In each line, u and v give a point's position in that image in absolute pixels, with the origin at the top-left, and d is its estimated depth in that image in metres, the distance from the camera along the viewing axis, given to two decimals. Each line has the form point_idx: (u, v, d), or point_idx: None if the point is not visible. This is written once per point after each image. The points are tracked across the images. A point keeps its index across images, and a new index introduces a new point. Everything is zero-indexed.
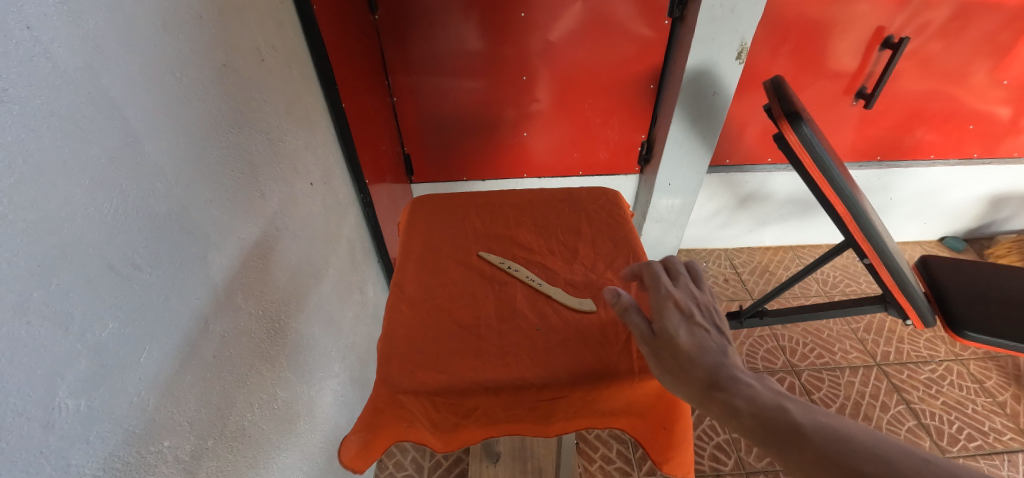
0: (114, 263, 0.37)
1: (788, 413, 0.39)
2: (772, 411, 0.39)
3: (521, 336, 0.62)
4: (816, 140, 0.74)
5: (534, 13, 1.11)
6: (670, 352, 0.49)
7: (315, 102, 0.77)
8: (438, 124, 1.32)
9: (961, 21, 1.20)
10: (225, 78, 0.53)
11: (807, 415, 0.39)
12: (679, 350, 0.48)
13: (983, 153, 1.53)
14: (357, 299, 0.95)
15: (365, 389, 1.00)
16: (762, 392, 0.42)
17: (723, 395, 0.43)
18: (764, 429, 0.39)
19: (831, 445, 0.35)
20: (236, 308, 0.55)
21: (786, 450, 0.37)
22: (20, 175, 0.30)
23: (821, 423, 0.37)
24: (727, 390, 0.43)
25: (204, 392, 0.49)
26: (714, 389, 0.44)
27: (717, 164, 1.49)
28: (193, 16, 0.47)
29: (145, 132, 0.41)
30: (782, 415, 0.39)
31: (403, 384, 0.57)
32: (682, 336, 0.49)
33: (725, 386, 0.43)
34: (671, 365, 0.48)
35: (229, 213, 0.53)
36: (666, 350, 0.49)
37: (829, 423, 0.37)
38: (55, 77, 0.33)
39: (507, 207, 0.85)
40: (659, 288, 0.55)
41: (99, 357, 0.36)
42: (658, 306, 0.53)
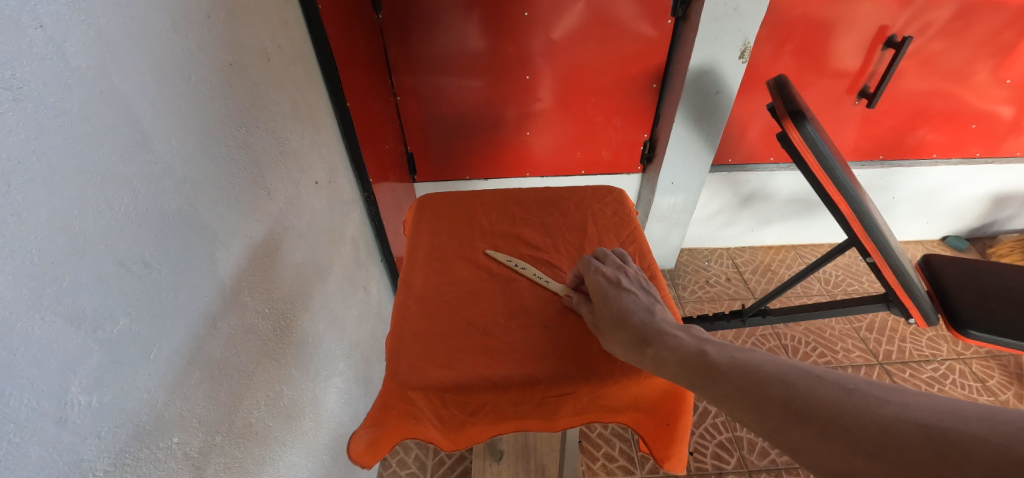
0: (125, 261, 0.38)
1: (706, 353, 0.46)
2: (695, 354, 0.46)
3: (527, 334, 0.62)
4: (819, 139, 0.75)
5: (537, 12, 1.11)
6: (603, 316, 0.57)
7: (320, 101, 0.78)
8: (441, 123, 1.32)
9: (964, 20, 1.20)
10: (232, 77, 0.53)
11: (725, 354, 0.45)
12: (610, 313, 0.57)
13: (986, 152, 1.53)
14: (361, 297, 0.96)
15: (369, 387, 1.00)
16: (685, 339, 0.49)
17: (653, 347, 0.50)
18: (691, 371, 0.46)
19: (741, 375, 0.42)
20: (243, 305, 0.55)
21: (709, 385, 0.44)
22: (34, 173, 0.31)
23: (732, 355, 0.45)
24: (657, 343, 0.50)
25: (212, 388, 0.49)
26: (646, 343, 0.51)
27: (719, 163, 1.49)
28: (201, 15, 0.48)
29: (154, 131, 0.41)
30: (702, 356, 0.46)
31: (411, 380, 0.57)
32: (612, 300, 0.58)
33: (655, 340, 0.51)
34: (606, 327, 0.56)
35: (236, 212, 0.54)
36: (600, 315, 0.58)
37: (739, 358, 0.44)
38: (68, 76, 0.33)
39: (512, 205, 0.85)
40: (591, 267, 0.64)
41: (111, 354, 0.36)
42: (592, 283, 0.62)
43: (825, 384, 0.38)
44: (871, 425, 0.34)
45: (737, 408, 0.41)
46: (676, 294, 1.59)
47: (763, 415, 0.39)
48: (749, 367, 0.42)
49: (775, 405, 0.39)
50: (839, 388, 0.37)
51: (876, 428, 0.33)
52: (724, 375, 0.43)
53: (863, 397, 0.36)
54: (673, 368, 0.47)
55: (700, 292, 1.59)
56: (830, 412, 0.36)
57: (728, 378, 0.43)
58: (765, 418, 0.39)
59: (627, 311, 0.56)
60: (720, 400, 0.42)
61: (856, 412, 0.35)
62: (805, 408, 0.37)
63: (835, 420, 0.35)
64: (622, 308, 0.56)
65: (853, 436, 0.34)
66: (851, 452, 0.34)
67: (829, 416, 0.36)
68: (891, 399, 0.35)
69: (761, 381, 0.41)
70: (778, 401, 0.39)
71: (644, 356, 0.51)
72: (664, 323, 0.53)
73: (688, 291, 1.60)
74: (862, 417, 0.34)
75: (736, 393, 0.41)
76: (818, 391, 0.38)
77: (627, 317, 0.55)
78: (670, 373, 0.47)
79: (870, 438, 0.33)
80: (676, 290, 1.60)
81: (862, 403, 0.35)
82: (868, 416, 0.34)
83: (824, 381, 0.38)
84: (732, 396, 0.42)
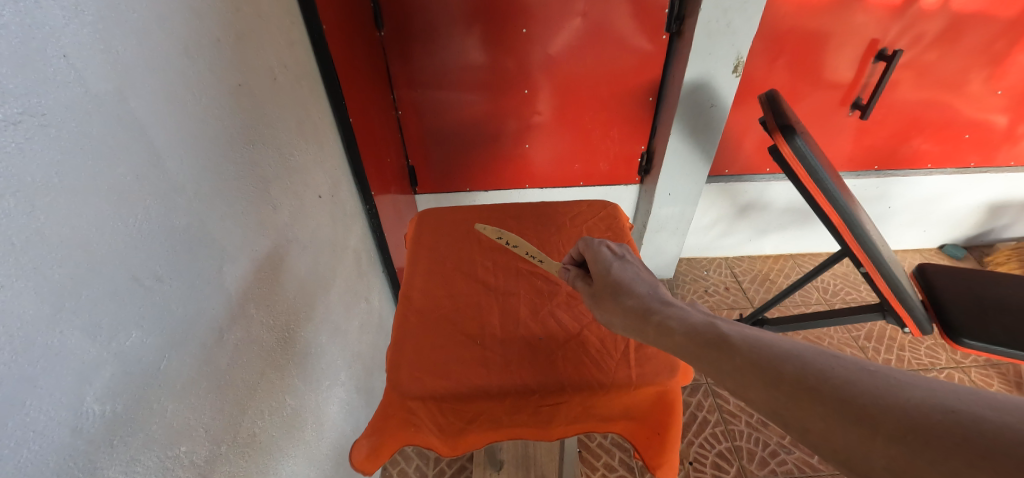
0: (138, 275, 0.39)
1: (716, 326, 0.42)
2: (705, 326, 0.43)
3: (524, 345, 0.64)
4: (809, 152, 0.76)
5: (535, 29, 1.14)
6: (604, 291, 0.56)
7: (324, 117, 0.80)
8: (442, 136, 1.35)
9: (954, 33, 1.22)
10: (240, 97, 0.55)
11: (737, 329, 0.41)
12: (611, 287, 0.56)
13: (980, 161, 1.55)
14: (363, 308, 0.97)
15: (371, 398, 1.01)
16: (692, 312, 0.46)
17: (657, 316, 0.48)
18: (695, 343, 0.42)
19: (753, 348, 0.38)
20: (249, 317, 0.57)
21: (717, 356, 0.39)
22: (58, 193, 0.33)
23: (744, 332, 0.40)
24: (661, 313, 0.48)
25: (217, 399, 0.50)
26: (649, 312, 0.49)
27: (716, 174, 1.51)
28: (212, 40, 0.50)
29: (167, 151, 0.43)
30: (710, 328, 0.42)
31: (411, 389, 0.58)
32: (615, 278, 0.57)
33: (660, 313, 0.48)
34: (608, 301, 0.55)
35: (243, 226, 0.56)
36: (600, 290, 0.57)
37: (753, 333, 0.40)
38: (89, 101, 0.35)
39: (509, 220, 0.87)
40: (591, 248, 0.64)
41: (123, 364, 0.38)
42: (592, 261, 0.62)
43: (845, 365, 0.33)
44: (895, 406, 0.29)
45: (745, 381, 0.36)
46: None
47: (772, 392, 0.34)
48: (760, 344, 0.38)
49: (788, 382, 0.34)
50: (859, 370, 0.32)
51: (902, 412, 0.28)
52: (733, 349, 0.39)
53: (887, 380, 0.31)
54: (678, 338, 0.43)
55: (699, 302, 1.60)
56: (847, 391, 0.31)
57: (739, 353, 0.38)
58: (777, 395, 0.34)
59: (629, 285, 0.54)
60: (727, 375, 0.38)
61: (879, 393, 0.30)
62: (821, 387, 0.32)
63: (852, 400, 0.30)
64: (624, 283, 0.55)
65: (873, 416, 0.29)
66: (868, 435, 0.29)
67: (846, 396, 0.31)
68: (920, 383, 0.30)
69: (772, 359, 0.36)
70: (792, 378, 0.34)
71: (647, 327, 0.48)
72: (669, 297, 0.51)
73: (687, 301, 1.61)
74: (882, 398, 0.29)
75: (746, 366, 0.37)
76: (837, 370, 0.33)
77: (628, 290, 0.54)
78: (673, 343, 0.44)
79: (891, 421, 0.28)
80: None
81: (885, 385, 0.30)
82: (893, 398, 0.29)
83: (842, 360, 0.33)
84: (740, 372, 0.37)
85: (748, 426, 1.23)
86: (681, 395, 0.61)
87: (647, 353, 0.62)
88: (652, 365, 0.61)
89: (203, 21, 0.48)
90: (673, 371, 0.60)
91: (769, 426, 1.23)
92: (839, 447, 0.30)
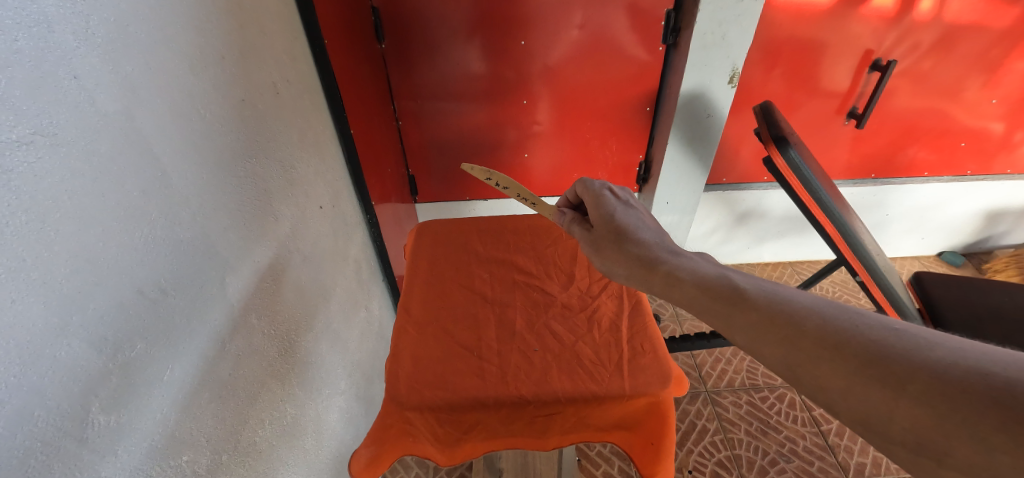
0: (143, 288, 0.40)
1: (728, 278, 0.45)
2: (717, 279, 0.45)
3: (519, 357, 0.65)
4: (803, 165, 0.78)
5: (533, 41, 1.16)
6: (607, 242, 0.60)
7: (325, 129, 0.81)
8: (442, 146, 1.36)
9: (948, 43, 1.23)
10: (243, 112, 0.56)
11: (750, 282, 0.44)
12: (615, 237, 0.59)
13: (977, 169, 1.56)
14: (363, 317, 0.98)
15: (371, 407, 1.02)
16: (701, 263, 0.49)
17: (663, 267, 0.51)
18: (706, 295, 0.45)
19: (772, 304, 0.40)
20: (251, 328, 0.57)
21: (732, 311, 0.42)
22: (66, 210, 0.34)
23: (760, 286, 0.43)
24: (670, 264, 0.51)
25: (220, 409, 0.51)
26: (654, 262, 0.53)
27: (714, 182, 1.52)
28: (216, 57, 0.51)
29: (172, 167, 0.44)
30: (722, 280, 0.45)
31: (409, 401, 0.59)
32: (623, 231, 0.59)
33: (669, 264, 0.51)
34: (611, 251, 0.59)
35: (246, 238, 0.57)
36: (603, 240, 0.61)
37: (768, 288, 0.43)
38: (98, 121, 0.36)
39: (506, 232, 0.88)
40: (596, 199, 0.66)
41: (128, 375, 0.39)
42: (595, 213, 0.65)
43: (871, 326, 0.36)
44: (924, 368, 0.31)
45: (762, 336, 0.39)
46: (674, 311, 1.61)
47: (794, 349, 0.37)
48: (779, 301, 0.40)
49: (810, 340, 0.37)
50: (885, 330, 0.35)
51: (930, 374, 0.31)
52: (750, 303, 0.41)
53: (914, 340, 0.33)
54: (690, 288, 0.47)
55: None
56: (875, 352, 0.34)
57: (755, 308, 0.41)
58: (798, 353, 0.37)
59: (632, 235, 0.58)
60: (743, 328, 0.41)
61: (908, 354, 0.33)
62: (845, 346, 0.35)
63: (879, 359, 0.33)
64: (628, 233, 0.58)
65: (900, 376, 0.32)
66: (894, 396, 0.32)
67: (873, 357, 0.34)
68: (944, 342, 0.33)
69: (794, 317, 0.39)
70: (814, 335, 0.37)
71: (654, 277, 0.51)
72: (677, 249, 0.54)
73: None
74: (911, 359, 0.32)
75: (763, 322, 0.40)
76: (862, 330, 0.35)
77: (631, 241, 0.57)
78: (684, 293, 0.47)
79: (918, 381, 0.31)
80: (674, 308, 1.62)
81: (913, 346, 0.33)
82: (922, 359, 0.32)
83: (867, 320, 0.36)
84: (759, 328, 0.40)
85: (748, 434, 1.23)
86: (674, 406, 0.62)
87: (641, 364, 0.64)
88: (645, 376, 0.62)
89: (207, 40, 0.50)
90: (664, 382, 0.61)
91: (769, 435, 1.23)
92: (864, 407, 0.33)
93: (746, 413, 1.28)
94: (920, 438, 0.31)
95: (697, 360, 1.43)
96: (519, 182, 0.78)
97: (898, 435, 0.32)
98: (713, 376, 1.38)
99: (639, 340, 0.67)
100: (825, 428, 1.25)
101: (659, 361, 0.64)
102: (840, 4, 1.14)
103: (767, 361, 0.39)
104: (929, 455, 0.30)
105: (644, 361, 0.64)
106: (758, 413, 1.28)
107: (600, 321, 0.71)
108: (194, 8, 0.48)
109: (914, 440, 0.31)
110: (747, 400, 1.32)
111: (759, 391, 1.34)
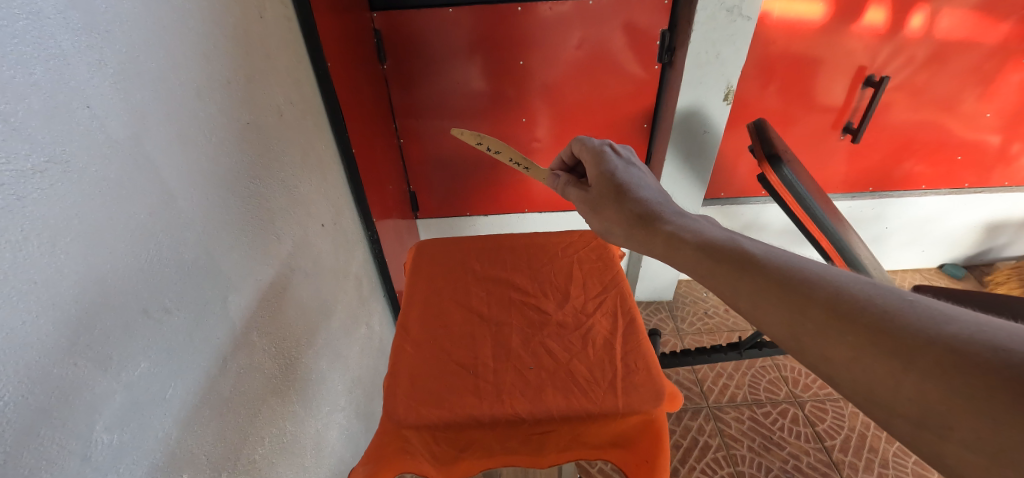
0: (148, 308, 0.41)
1: (733, 247, 0.48)
2: (721, 246, 0.49)
3: (515, 375, 0.66)
4: (797, 181, 0.82)
5: (531, 60, 1.18)
6: (610, 204, 0.64)
7: (328, 149, 0.83)
8: (443, 163, 1.38)
9: (941, 58, 1.25)
10: (248, 134, 0.58)
11: (756, 247, 0.47)
12: (618, 200, 0.63)
13: (975, 182, 1.56)
14: (364, 333, 0.99)
15: (370, 424, 1.02)
16: (701, 228, 0.53)
17: (666, 228, 0.55)
18: (710, 258, 0.48)
19: (781, 269, 0.43)
20: (252, 345, 0.58)
21: (740, 274, 0.45)
22: (77, 234, 0.35)
23: (767, 251, 0.46)
24: (672, 225, 0.55)
25: (220, 426, 0.51)
26: (657, 224, 0.57)
27: (712, 196, 1.54)
28: (223, 82, 0.53)
29: (179, 189, 0.46)
30: (724, 249, 0.48)
31: (406, 419, 0.59)
32: (625, 193, 0.63)
33: (671, 226, 0.55)
34: (614, 213, 0.63)
35: (249, 257, 0.58)
36: (606, 203, 0.65)
37: (777, 255, 0.45)
38: (108, 147, 0.38)
39: (503, 250, 0.89)
40: (600, 162, 0.70)
41: (132, 393, 0.40)
42: (598, 176, 0.68)
43: (886, 294, 0.37)
44: (936, 341, 0.33)
45: (768, 298, 0.42)
46: (674, 326, 1.60)
47: (802, 317, 0.39)
48: (788, 269, 0.43)
49: (819, 308, 0.39)
50: (898, 299, 0.37)
51: (943, 347, 0.32)
52: (758, 269, 0.44)
53: (928, 313, 0.35)
54: (692, 249, 0.51)
55: (699, 324, 1.60)
56: (887, 323, 0.35)
57: (763, 275, 0.43)
58: (807, 320, 0.39)
59: (635, 197, 0.62)
60: (748, 293, 0.44)
61: (925, 325, 0.34)
62: (859, 313, 0.37)
63: (891, 330, 0.35)
64: (630, 196, 0.62)
65: (912, 348, 0.33)
66: (903, 370, 0.33)
67: (886, 328, 0.35)
68: (959, 317, 0.34)
69: (805, 285, 0.41)
70: (824, 302, 0.39)
71: (655, 239, 0.56)
72: (677, 210, 0.59)
73: (687, 323, 1.61)
74: (923, 331, 0.34)
75: (770, 286, 0.42)
76: (873, 300, 0.37)
77: (635, 203, 0.61)
78: (686, 253, 0.51)
79: (929, 354, 0.32)
80: (674, 323, 1.61)
81: (927, 319, 0.34)
82: (934, 333, 0.33)
83: (880, 290, 0.38)
84: (766, 296, 0.42)
85: (751, 451, 1.22)
86: (667, 425, 0.62)
87: (634, 382, 0.64)
88: (638, 393, 0.62)
89: (214, 66, 0.52)
90: (658, 399, 0.61)
91: (772, 451, 1.22)
92: (871, 381, 0.35)
93: (748, 429, 1.27)
94: (925, 411, 0.32)
95: (699, 375, 1.42)
96: (512, 147, 0.79)
97: (902, 409, 0.33)
98: (715, 392, 1.38)
99: (633, 358, 0.67)
100: (829, 444, 1.24)
101: (653, 378, 0.64)
102: (831, 22, 1.17)
103: (772, 329, 0.42)
104: (932, 430, 0.32)
105: (638, 379, 0.64)
106: (760, 429, 1.27)
107: (594, 339, 0.71)
108: (202, 36, 0.50)
109: (919, 413, 0.32)
110: (749, 415, 1.31)
111: (761, 406, 1.33)
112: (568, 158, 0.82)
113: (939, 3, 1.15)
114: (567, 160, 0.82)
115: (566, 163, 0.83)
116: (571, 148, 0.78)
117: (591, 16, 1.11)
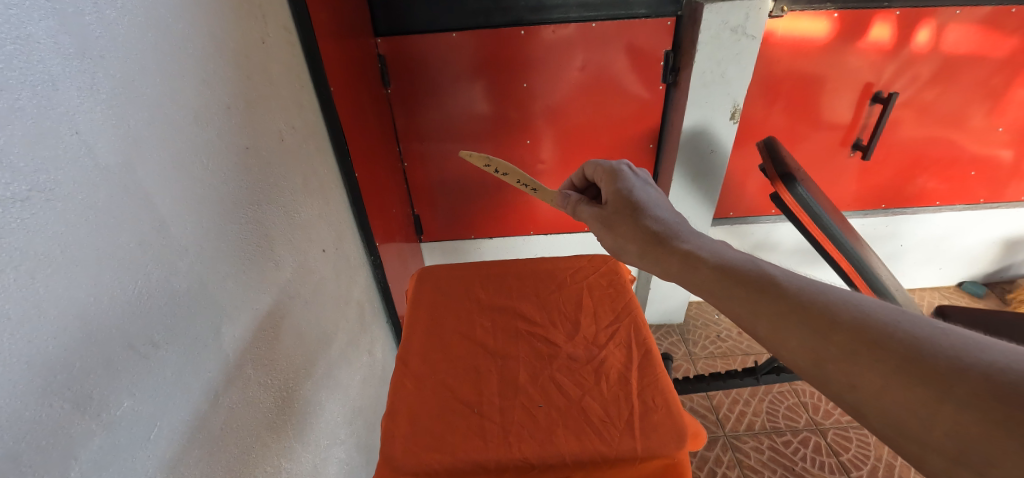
0: (134, 343, 0.39)
1: (754, 268, 0.45)
2: (740, 267, 0.46)
3: (524, 415, 0.62)
4: (812, 200, 0.81)
5: (535, 82, 1.18)
6: (625, 222, 0.61)
7: (330, 174, 0.82)
8: (447, 185, 1.37)
9: (950, 73, 1.23)
10: (246, 159, 0.57)
11: (779, 270, 0.45)
12: (633, 217, 0.61)
13: (990, 197, 1.53)
14: (365, 362, 0.96)
15: (371, 456, 0.97)
16: (720, 250, 0.50)
17: (682, 246, 0.53)
18: (726, 279, 0.46)
19: (804, 292, 0.41)
20: (246, 379, 0.55)
21: (760, 297, 0.42)
22: (57, 266, 0.33)
23: (788, 273, 0.44)
24: (687, 246, 0.53)
25: (211, 466, 0.48)
26: (671, 243, 0.55)
27: (721, 216, 1.52)
28: (223, 107, 0.53)
29: (171, 217, 0.44)
30: (740, 269, 0.46)
31: (405, 465, 0.56)
32: (639, 213, 0.61)
33: (686, 246, 0.53)
34: (628, 230, 0.60)
35: (244, 286, 0.56)
36: (620, 219, 0.62)
37: (800, 279, 0.43)
38: (97, 175, 0.36)
39: (508, 277, 0.87)
40: (615, 181, 0.68)
41: (112, 435, 0.37)
42: (613, 193, 0.66)
43: (915, 321, 0.34)
44: (972, 369, 0.30)
45: (786, 324, 0.39)
46: (686, 350, 1.55)
47: (824, 343, 0.36)
48: (808, 293, 0.40)
49: (845, 334, 0.36)
50: (928, 327, 0.34)
51: (981, 375, 0.29)
52: (778, 291, 0.42)
53: (961, 341, 0.32)
54: (709, 270, 0.48)
55: (712, 348, 1.55)
56: (919, 351, 0.32)
57: (784, 297, 0.41)
58: (830, 346, 0.36)
59: (650, 216, 0.60)
60: (765, 316, 0.41)
61: (956, 353, 0.31)
62: (887, 342, 0.34)
63: (923, 359, 0.32)
64: (647, 214, 0.60)
65: (946, 377, 0.30)
66: (937, 400, 0.30)
67: (914, 356, 0.32)
68: (994, 344, 0.31)
69: (828, 310, 0.38)
70: (849, 329, 0.36)
71: (670, 259, 0.53)
72: (691, 229, 0.56)
73: (699, 347, 1.56)
74: (955, 360, 0.31)
75: (792, 309, 0.40)
76: (903, 326, 0.34)
77: (650, 222, 0.59)
78: (703, 275, 0.48)
79: (966, 383, 0.30)
80: (686, 347, 1.56)
81: (960, 348, 0.32)
82: (970, 361, 0.30)
83: (910, 316, 0.35)
84: (786, 320, 0.39)
85: None
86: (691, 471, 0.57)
87: (653, 423, 0.60)
88: (659, 434, 0.58)
89: (214, 91, 0.51)
90: (680, 441, 0.57)
91: None
92: (903, 411, 0.32)
93: (769, 460, 1.21)
94: (962, 447, 0.29)
95: (714, 402, 1.37)
96: (519, 168, 0.77)
97: (937, 443, 0.30)
98: (731, 419, 1.32)
99: (651, 395, 0.64)
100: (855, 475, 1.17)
101: (674, 419, 0.60)
102: (836, 40, 1.16)
103: (791, 357, 0.39)
104: (972, 468, 0.28)
105: (657, 418, 0.60)
106: (781, 460, 1.21)
107: (608, 373, 0.68)
108: (200, 61, 0.49)
109: (956, 450, 0.29)
110: (769, 445, 1.25)
111: (781, 435, 1.27)
112: (579, 180, 0.81)
113: (944, 18, 1.14)
114: (577, 182, 0.81)
115: (577, 185, 0.81)
116: (584, 170, 0.77)
117: (593, 38, 1.11)
